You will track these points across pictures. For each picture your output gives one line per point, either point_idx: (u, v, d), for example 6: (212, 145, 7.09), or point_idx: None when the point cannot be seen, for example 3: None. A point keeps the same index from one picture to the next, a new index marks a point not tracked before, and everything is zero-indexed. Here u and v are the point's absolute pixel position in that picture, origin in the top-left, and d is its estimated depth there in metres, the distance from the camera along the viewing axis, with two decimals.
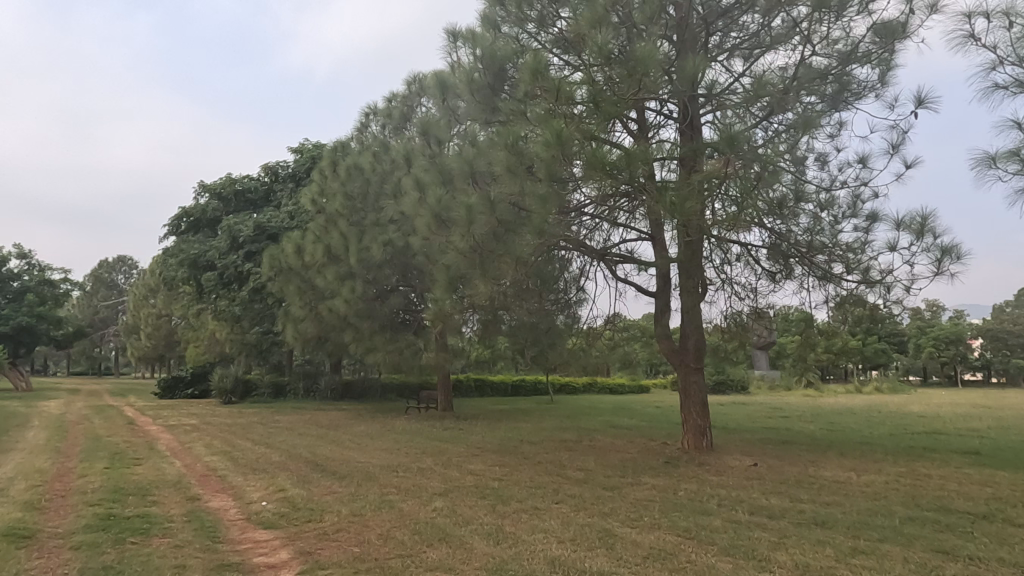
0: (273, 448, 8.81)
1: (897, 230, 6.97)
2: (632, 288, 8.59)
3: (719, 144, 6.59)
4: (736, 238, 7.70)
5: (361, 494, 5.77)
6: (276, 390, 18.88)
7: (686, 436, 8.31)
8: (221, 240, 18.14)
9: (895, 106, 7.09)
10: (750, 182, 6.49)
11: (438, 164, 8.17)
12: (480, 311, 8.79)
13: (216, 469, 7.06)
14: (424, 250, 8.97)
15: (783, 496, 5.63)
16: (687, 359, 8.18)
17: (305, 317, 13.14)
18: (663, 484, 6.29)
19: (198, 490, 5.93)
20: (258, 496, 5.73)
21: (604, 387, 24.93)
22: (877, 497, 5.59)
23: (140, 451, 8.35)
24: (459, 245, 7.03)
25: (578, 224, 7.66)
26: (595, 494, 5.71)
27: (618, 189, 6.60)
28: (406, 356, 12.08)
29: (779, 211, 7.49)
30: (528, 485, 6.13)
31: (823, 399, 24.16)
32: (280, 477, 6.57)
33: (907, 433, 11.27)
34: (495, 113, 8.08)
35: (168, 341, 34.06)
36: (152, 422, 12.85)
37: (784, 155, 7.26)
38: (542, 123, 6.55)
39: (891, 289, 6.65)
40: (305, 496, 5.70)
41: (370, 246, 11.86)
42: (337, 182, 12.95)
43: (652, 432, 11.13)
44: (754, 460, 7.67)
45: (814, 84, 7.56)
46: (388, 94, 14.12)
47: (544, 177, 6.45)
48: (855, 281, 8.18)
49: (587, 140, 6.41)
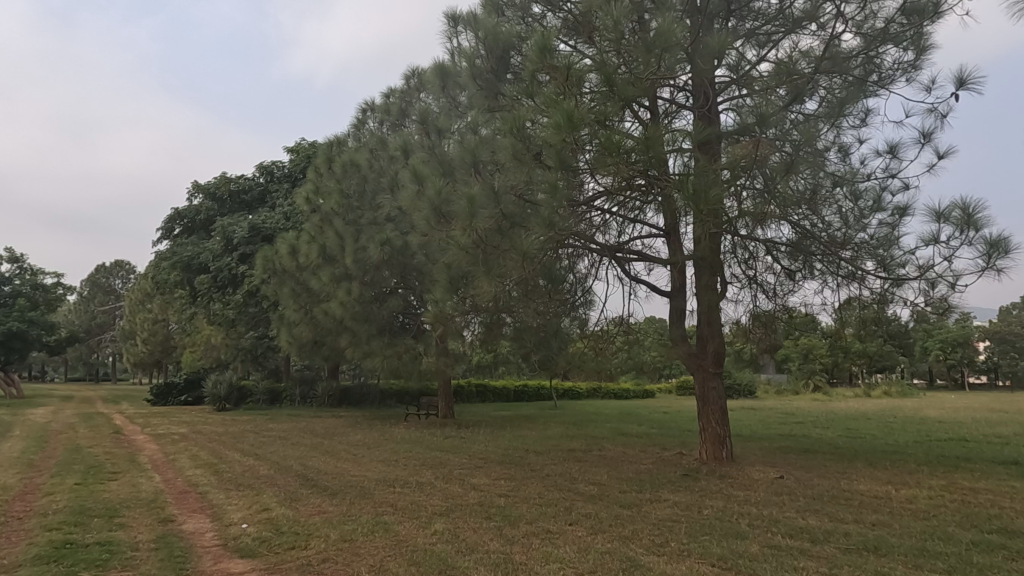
0: (262, 460, 8.23)
1: (937, 222, 6.45)
2: (645, 287, 8.03)
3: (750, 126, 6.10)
4: (759, 232, 7.15)
5: (355, 514, 5.21)
6: (272, 396, 18.28)
7: (705, 445, 7.76)
8: (214, 241, 17.63)
9: (933, 88, 6.49)
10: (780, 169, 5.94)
11: (439, 154, 7.61)
12: (482, 312, 8.24)
13: (197, 485, 6.49)
14: (422, 247, 8.40)
15: (823, 515, 5.05)
16: (706, 362, 7.61)
17: (300, 320, 12.59)
18: (685, 500, 5.74)
19: (173, 509, 5.35)
20: (238, 517, 5.16)
21: (609, 394, 24.31)
22: (925, 516, 5.04)
23: (119, 464, 7.78)
24: (460, 239, 6.45)
25: (589, 219, 7.11)
26: (613, 514, 5.16)
27: (634, 178, 6.06)
28: (405, 361, 11.50)
29: (805, 204, 6.97)
30: (538, 503, 5.56)
31: (833, 404, 23.56)
32: (266, 494, 6.00)
33: (933, 440, 10.69)
34: (498, 100, 7.57)
35: (164, 347, 33.42)
36: (139, 431, 12.26)
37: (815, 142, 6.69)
38: (552, 104, 6.01)
39: (933, 285, 6.12)
40: (291, 517, 5.14)
41: (367, 246, 11.32)
42: (333, 179, 12.43)
43: (664, 441, 10.56)
44: (779, 472, 7.10)
45: (843, 67, 6.96)
46: (386, 89, 13.59)
47: (554, 165, 5.91)
48: (883, 279, 7.64)
49: (600, 123, 5.86)
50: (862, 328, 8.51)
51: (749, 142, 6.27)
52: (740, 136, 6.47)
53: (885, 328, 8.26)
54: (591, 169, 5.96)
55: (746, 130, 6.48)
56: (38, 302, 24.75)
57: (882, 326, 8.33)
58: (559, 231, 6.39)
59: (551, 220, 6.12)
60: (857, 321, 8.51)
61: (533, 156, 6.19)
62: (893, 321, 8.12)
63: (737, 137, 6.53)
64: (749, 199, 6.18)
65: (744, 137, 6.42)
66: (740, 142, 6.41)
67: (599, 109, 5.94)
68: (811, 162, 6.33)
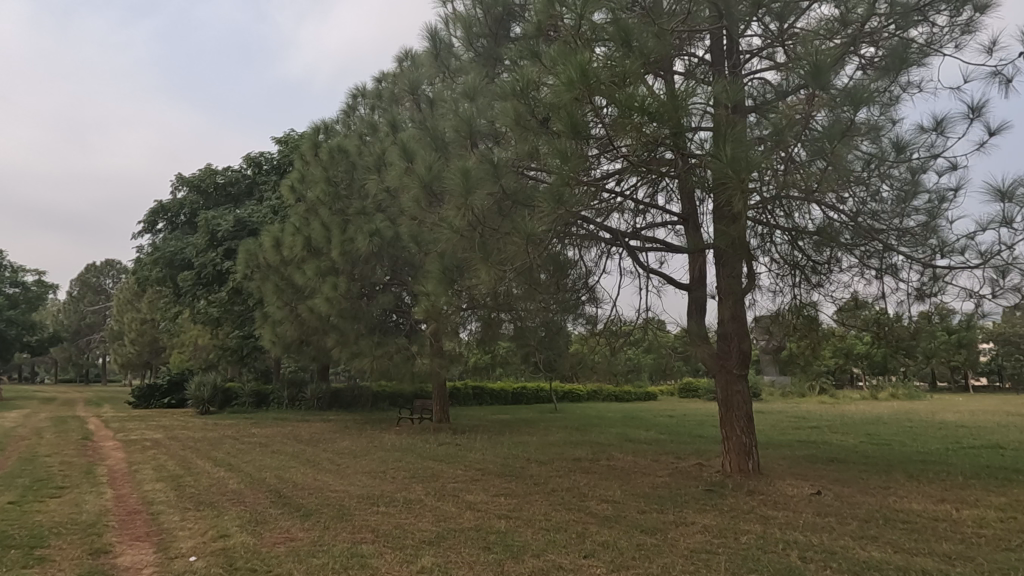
0: (234, 472, 7.38)
1: (1000, 203, 5.62)
2: (660, 279, 7.23)
3: (803, 80, 5.38)
4: (793, 213, 6.18)
5: (327, 543, 4.37)
6: (259, 399, 17.42)
7: (728, 456, 6.97)
8: (198, 236, 16.84)
9: (995, 48, 5.65)
10: (841, 129, 5.00)
11: (431, 129, 6.77)
12: (480, 308, 7.43)
13: (152, 503, 5.63)
14: (412, 234, 7.55)
15: (885, 545, 4.30)
16: (730, 363, 6.72)
17: (284, 317, 11.73)
18: (718, 524, 4.91)
19: (112, 537, 4.50)
20: (188, 547, 4.32)
21: (609, 395, 23.55)
22: (1006, 545, 4.28)
23: (71, 477, 6.93)
24: (455, 221, 5.60)
25: (597, 206, 6.25)
26: (635, 544, 4.34)
27: (656, 148, 5.22)
28: (397, 362, 10.63)
29: (852, 182, 6.02)
30: (546, 528, 4.73)
31: (841, 405, 22.81)
32: (228, 516, 5.15)
33: (964, 447, 9.91)
34: (499, 68, 6.77)
35: (152, 347, 32.41)
36: (111, 437, 11.39)
37: (876, 103, 5.66)
38: (562, 60, 5.19)
39: (1006, 273, 5.25)
40: (251, 547, 4.31)
41: (354, 237, 10.43)
42: (318, 166, 11.59)
43: (677, 448, 9.74)
44: (815, 487, 6.29)
45: (907, 19, 5.83)
46: (378, 74, 12.76)
47: (564, 130, 5.05)
48: (923, 273, 6.77)
49: (620, 81, 5.02)
50: (895, 339, 7.64)
51: (797, 103, 5.53)
52: (796, 93, 5.67)
53: (925, 344, 7.34)
54: (607, 137, 5.19)
55: (798, 90, 5.68)
56: (17, 301, 23.94)
57: (918, 331, 7.42)
58: (570, 212, 5.52)
59: (560, 195, 5.21)
60: (890, 330, 7.63)
61: (539, 122, 5.35)
62: (939, 331, 7.19)
63: (787, 98, 5.73)
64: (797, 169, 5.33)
65: (797, 95, 5.62)
66: (792, 101, 5.61)
67: (616, 64, 5.09)
68: (866, 129, 5.38)
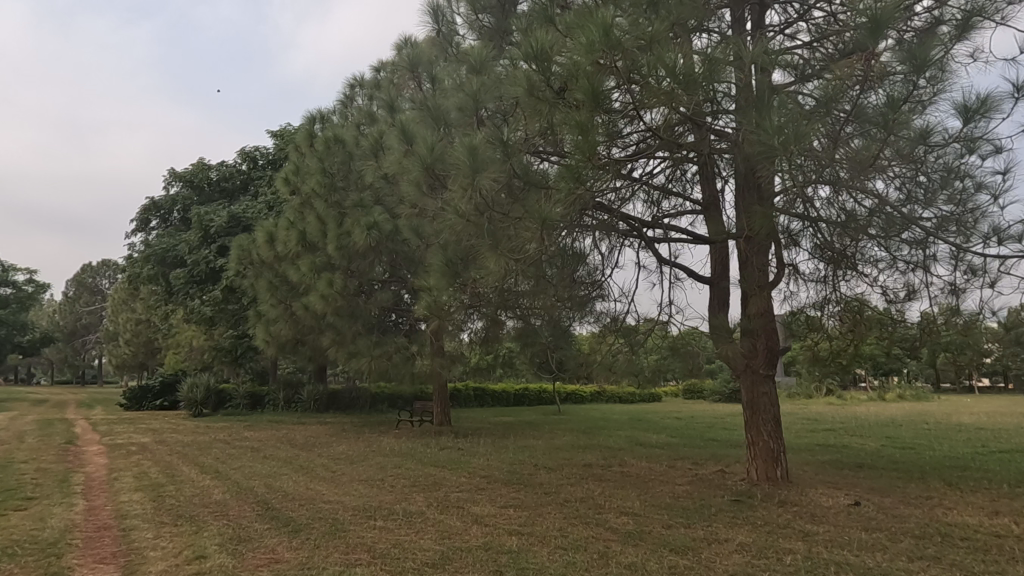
0: (220, 480, 6.85)
1: None
2: (680, 272, 6.69)
3: (853, 42, 4.80)
4: (835, 197, 5.52)
5: (317, 566, 3.82)
6: (253, 401, 16.89)
7: (755, 463, 6.45)
8: (191, 233, 16.34)
9: None
10: (899, 97, 4.40)
11: (433, 109, 6.23)
12: (485, 304, 6.90)
13: (126, 516, 5.10)
14: (412, 224, 7.01)
15: (953, 569, 3.75)
16: (756, 364, 6.21)
17: (277, 315, 11.19)
18: (752, 540, 4.37)
19: (73, 559, 3.96)
20: (158, 570, 3.79)
21: (613, 397, 22.99)
22: None
23: (45, 486, 6.39)
24: (460, 205, 5.09)
25: (615, 191, 5.67)
26: (667, 567, 3.81)
27: (686, 120, 4.66)
28: (396, 363, 10.09)
29: (902, 164, 5.39)
30: (564, 547, 4.21)
31: (851, 408, 22.17)
32: (209, 532, 4.61)
33: (995, 451, 9.37)
34: (506, 44, 6.25)
35: (148, 347, 31.89)
36: (96, 441, 10.85)
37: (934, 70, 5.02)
38: (580, 24, 4.67)
39: None
40: (227, 571, 3.77)
41: (351, 230, 9.90)
42: (314, 156, 11.05)
43: (693, 453, 9.22)
44: (851, 497, 5.76)
45: None
46: (377, 64, 12.22)
47: (584, 100, 4.50)
48: (966, 266, 6.17)
49: (644, 48, 4.49)
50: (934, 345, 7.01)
51: (846, 69, 4.89)
52: (841, 62, 5.09)
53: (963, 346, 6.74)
54: (631, 108, 4.63)
55: (845, 58, 5.10)
56: (8, 300, 23.34)
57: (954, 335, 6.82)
58: (587, 196, 4.99)
59: (579, 174, 4.66)
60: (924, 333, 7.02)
61: (555, 93, 4.78)
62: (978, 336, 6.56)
63: (832, 68, 5.15)
64: (847, 143, 4.74)
65: (842, 64, 5.05)
66: (836, 72, 5.05)
67: (640, 27, 4.58)
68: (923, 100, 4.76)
